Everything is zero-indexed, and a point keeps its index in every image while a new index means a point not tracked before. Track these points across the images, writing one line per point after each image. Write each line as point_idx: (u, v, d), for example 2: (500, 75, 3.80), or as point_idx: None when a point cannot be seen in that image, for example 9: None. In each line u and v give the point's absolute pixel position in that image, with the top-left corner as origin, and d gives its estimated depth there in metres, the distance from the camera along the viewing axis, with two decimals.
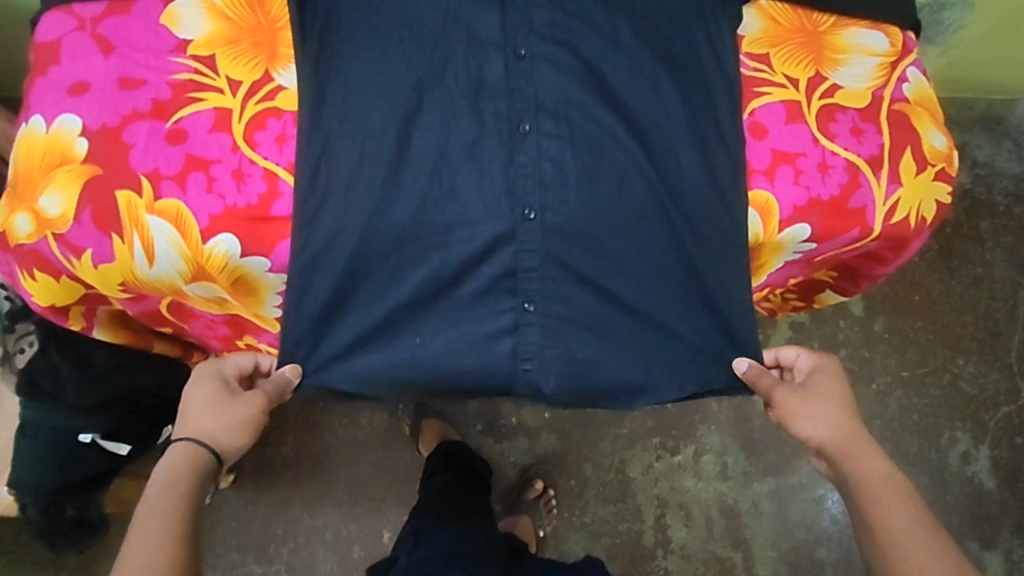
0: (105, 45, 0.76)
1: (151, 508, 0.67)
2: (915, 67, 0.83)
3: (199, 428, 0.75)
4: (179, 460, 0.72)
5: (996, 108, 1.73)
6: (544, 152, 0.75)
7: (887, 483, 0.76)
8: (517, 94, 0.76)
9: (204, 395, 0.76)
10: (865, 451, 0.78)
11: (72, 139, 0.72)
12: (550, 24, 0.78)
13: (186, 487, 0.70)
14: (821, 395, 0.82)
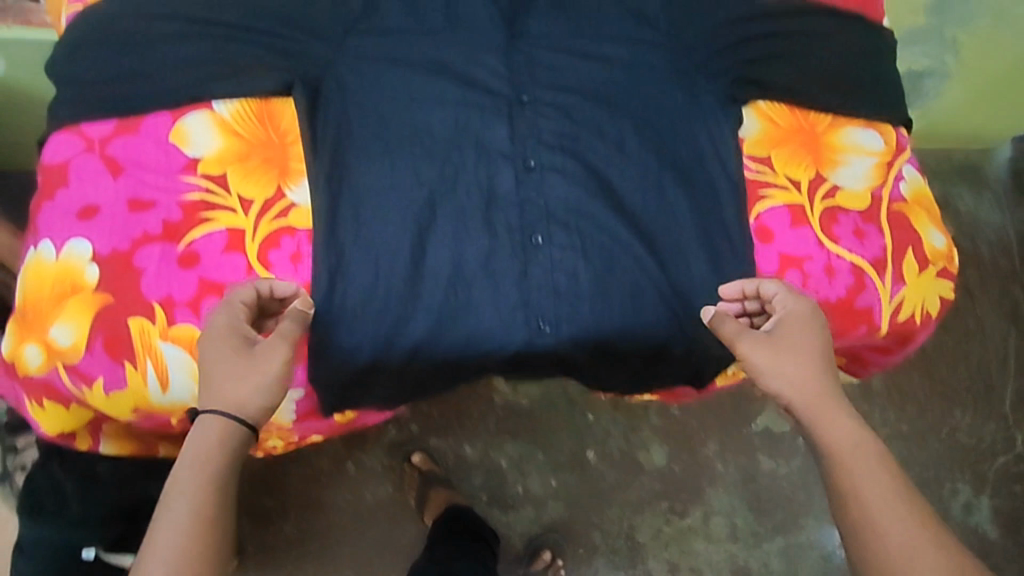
0: (114, 165, 0.75)
1: (178, 492, 0.61)
2: (910, 165, 0.86)
3: (221, 399, 0.64)
4: (209, 437, 0.63)
5: (973, 159, 1.80)
6: (558, 262, 0.75)
7: (855, 442, 0.68)
8: (528, 205, 0.77)
9: (224, 354, 0.65)
10: (835, 414, 0.69)
11: (83, 265, 0.71)
12: (558, 134, 0.80)
13: (218, 471, 0.62)
14: (790, 352, 0.70)
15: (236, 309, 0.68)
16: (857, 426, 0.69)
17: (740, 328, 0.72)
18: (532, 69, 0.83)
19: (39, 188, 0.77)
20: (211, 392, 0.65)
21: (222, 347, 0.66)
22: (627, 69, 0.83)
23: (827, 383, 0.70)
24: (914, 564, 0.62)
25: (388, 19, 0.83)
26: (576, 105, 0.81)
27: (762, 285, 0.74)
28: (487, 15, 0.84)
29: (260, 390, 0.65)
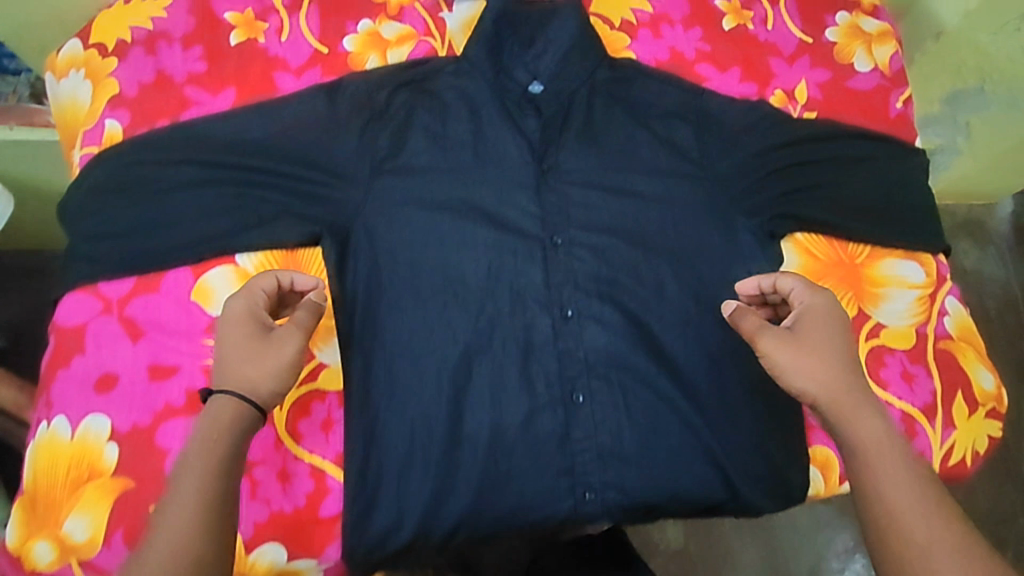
0: (133, 328, 0.72)
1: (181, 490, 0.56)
2: (952, 296, 0.84)
3: (233, 377, 0.61)
4: (217, 418, 0.60)
5: (976, 213, 1.57)
6: (599, 417, 0.73)
7: (884, 440, 0.62)
8: (567, 355, 0.74)
9: (238, 338, 0.63)
10: (861, 410, 0.63)
11: (101, 445, 0.68)
12: (594, 277, 0.77)
13: (224, 451, 0.58)
14: (814, 346, 0.65)
15: (251, 295, 0.66)
16: (887, 426, 0.63)
17: (761, 322, 0.67)
18: (565, 207, 0.80)
19: (48, 354, 0.73)
20: (221, 373, 0.62)
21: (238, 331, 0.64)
22: (661, 205, 0.81)
23: (853, 378, 0.65)
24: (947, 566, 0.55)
25: (417, 158, 0.81)
26: (611, 245, 0.79)
27: (780, 280, 0.71)
28: (517, 150, 0.83)
29: (273, 372, 0.62)
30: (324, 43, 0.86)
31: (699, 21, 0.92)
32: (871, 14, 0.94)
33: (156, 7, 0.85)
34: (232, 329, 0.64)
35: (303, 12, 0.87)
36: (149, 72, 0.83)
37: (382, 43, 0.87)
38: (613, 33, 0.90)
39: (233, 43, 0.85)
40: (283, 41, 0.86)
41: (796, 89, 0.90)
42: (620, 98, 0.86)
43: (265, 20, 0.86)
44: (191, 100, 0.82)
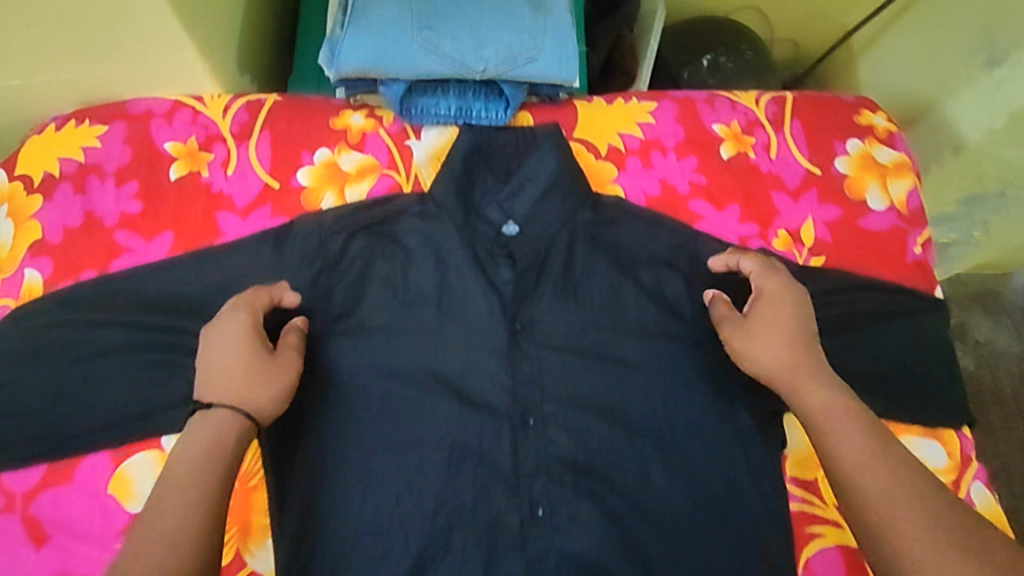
0: (37, 530, 0.66)
1: (182, 478, 0.54)
2: (980, 479, 0.74)
3: (233, 387, 0.60)
4: (217, 432, 0.57)
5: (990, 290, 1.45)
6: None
7: (834, 406, 0.62)
8: (536, 561, 0.65)
9: (235, 349, 0.62)
10: (816, 382, 0.64)
11: None
12: (570, 463, 0.69)
13: (226, 458, 0.57)
14: (766, 325, 0.68)
15: (247, 298, 0.66)
16: (842, 395, 0.63)
17: (725, 309, 0.71)
18: (538, 377, 0.71)
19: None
20: (213, 376, 0.61)
21: (234, 339, 0.63)
22: (647, 375, 0.72)
23: (810, 352, 0.66)
24: (904, 527, 0.54)
25: (375, 318, 0.72)
26: (590, 425, 0.70)
27: (742, 261, 0.73)
28: (487, 306, 0.73)
29: (271, 391, 0.62)
30: (275, 177, 0.77)
31: (694, 149, 0.83)
32: (886, 140, 0.84)
33: (88, 136, 0.77)
34: (225, 340, 0.62)
35: (252, 142, 0.78)
36: (76, 214, 0.74)
37: (340, 177, 0.78)
38: (598, 163, 0.82)
39: (172, 179, 0.76)
40: (228, 175, 0.77)
41: (802, 228, 0.80)
42: (604, 243, 0.77)
43: (209, 151, 0.77)
44: (123, 248, 0.74)
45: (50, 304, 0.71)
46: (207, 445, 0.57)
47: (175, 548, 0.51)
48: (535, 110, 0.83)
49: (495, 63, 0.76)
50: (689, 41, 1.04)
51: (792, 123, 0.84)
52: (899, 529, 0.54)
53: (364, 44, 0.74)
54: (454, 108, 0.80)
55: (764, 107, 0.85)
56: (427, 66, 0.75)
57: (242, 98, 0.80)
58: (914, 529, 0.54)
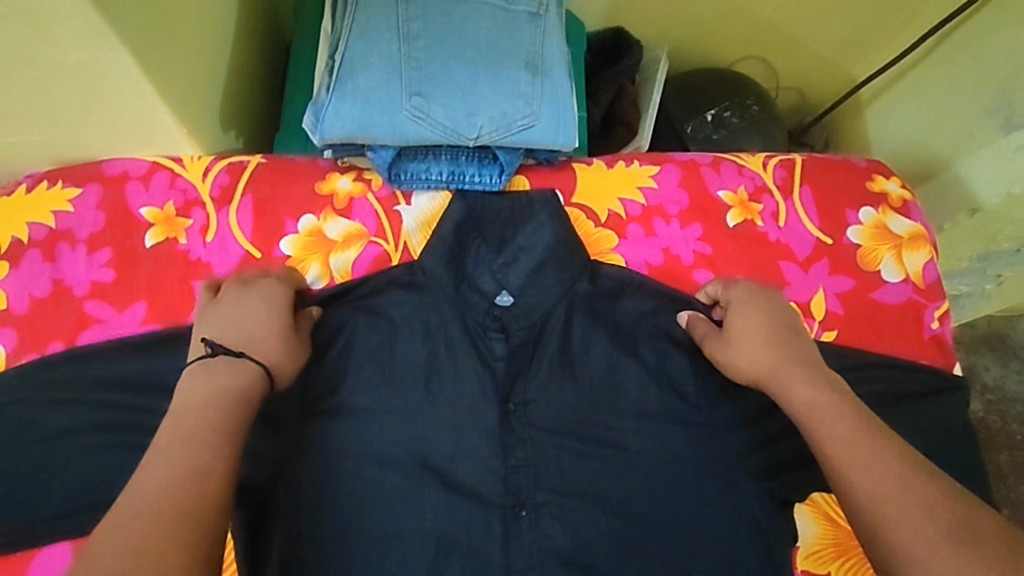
0: None
1: (184, 419, 0.50)
2: None
3: (246, 342, 0.58)
4: (226, 370, 0.55)
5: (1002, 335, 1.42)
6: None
7: (824, 402, 0.59)
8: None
9: (243, 310, 0.61)
10: (795, 376, 0.61)
11: None
12: (568, 560, 0.63)
13: (235, 398, 0.53)
14: (745, 327, 0.66)
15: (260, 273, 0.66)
16: (825, 386, 0.60)
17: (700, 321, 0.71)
18: (536, 463, 0.66)
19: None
20: (229, 328, 0.59)
21: (244, 303, 0.62)
22: (650, 462, 0.67)
23: (792, 348, 0.64)
24: (890, 513, 0.50)
25: (360, 398, 0.67)
26: (590, 517, 0.65)
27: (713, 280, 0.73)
28: (479, 387, 0.69)
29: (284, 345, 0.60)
30: (257, 245, 0.73)
31: (698, 216, 0.79)
32: (901, 210, 0.80)
33: (61, 200, 0.73)
34: (235, 306, 0.61)
35: (232, 207, 0.74)
36: (44, 283, 0.70)
37: (325, 245, 0.74)
38: (597, 229, 0.78)
39: (147, 245, 0.72)
40: (207, 243, 0.73)
41: (813, 301, 0.76)
42: (604, 317, 0.73)
43: (188, 216, 0.73)
44: (93, 318, 0.69)
45: (11, 383, 0.66)
46: (214, 385, 0.53)
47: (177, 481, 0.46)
48: (531, 173, 0.80)
49: (488, 130, 0.72)
50: (693, 94, 1.00)
51: (801, 189, 0.81)
52: (888, 515, 0.50)
53: (351, 112, 0.70)
54: (445, 173, 0.76)
55: (771, 172, 0.81)
56: (417, 133, 0.72)
57: (224, 159, 0.76)
58: (903, 515, 0.50)
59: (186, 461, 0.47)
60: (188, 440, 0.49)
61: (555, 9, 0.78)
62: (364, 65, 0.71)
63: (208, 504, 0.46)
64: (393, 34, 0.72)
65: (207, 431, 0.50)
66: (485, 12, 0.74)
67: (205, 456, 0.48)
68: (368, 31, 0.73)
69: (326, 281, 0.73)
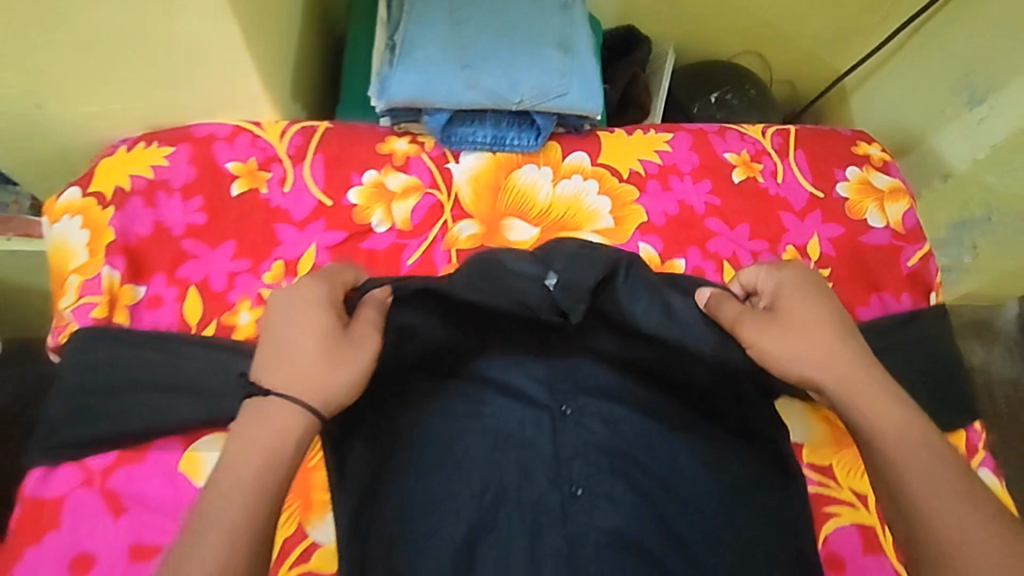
0: (115, 503, 0.71)
1: (235, 462, 0.54)
2: (985, 466, 0.82)
3: (294, 386, 0.57)
4: (275, 421, 0.56)
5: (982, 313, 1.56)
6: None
7: (897, 422, 0.60)
8: (577, 537, 0.70)
9: (296, 335, 0.59)
10: (864, 386, 0.62)
11: None
12: (605, 448, 0.75)
13: (285, 447, 0.55)
14: (803, 328, 0.64)
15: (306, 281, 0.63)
16: (894, 398, 0.62)
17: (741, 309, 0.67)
18: (580, 371, 0.78)
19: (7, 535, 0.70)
20: (277, 370, 0.58)
21: (298, 324, 0.60)
22: None
23: (847, 348, 0.64)
24: (957, 537, 0.55)
25: None
26: (624, 417, 0.76)
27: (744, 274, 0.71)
28: None
29: (341, 378, 0.58)
30: (328, 195, 0.84)
31: (708, 174, 0.91)
32: (882, 168, 0.93)
33: (156, 155, 0.84)
34: (289, 324, 0.60)
35: (306, 162, 0.85)
36: (146, 224, 0.81)
37: (387, 196, 0.85)
38: (622, 185, 0.89)
39: (234, 194, 0.83)
40: (285, 192, 0.84)
41: (808, 244, 0.88)
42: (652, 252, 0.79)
43: (268, 170, 0.84)
44: (189, 254, 0.80)
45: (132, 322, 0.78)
46: (266, 431, 0.56)
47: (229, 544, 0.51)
48: (562, 140, 0.90)
49: (528, 96, 0.83)
50: (697, 81, 1.14)
51: (796, 152, 0.93)
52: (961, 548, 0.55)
53: (412, 79, 0.82)
54: (489, 136, 0.87)
55: (769, 138, 0.94)
56: (468, 98, 0.83)
57: (297, 125, 0.87)
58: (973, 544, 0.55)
59: (234, 521, 0.52)
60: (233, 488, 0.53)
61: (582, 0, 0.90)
62: (421, 44, 0.83)
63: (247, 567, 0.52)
64: (446, 17, 0.85)
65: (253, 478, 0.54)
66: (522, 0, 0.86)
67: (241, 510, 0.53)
68: (424, 15, 0.85)
69: (389, 226, 0.84)
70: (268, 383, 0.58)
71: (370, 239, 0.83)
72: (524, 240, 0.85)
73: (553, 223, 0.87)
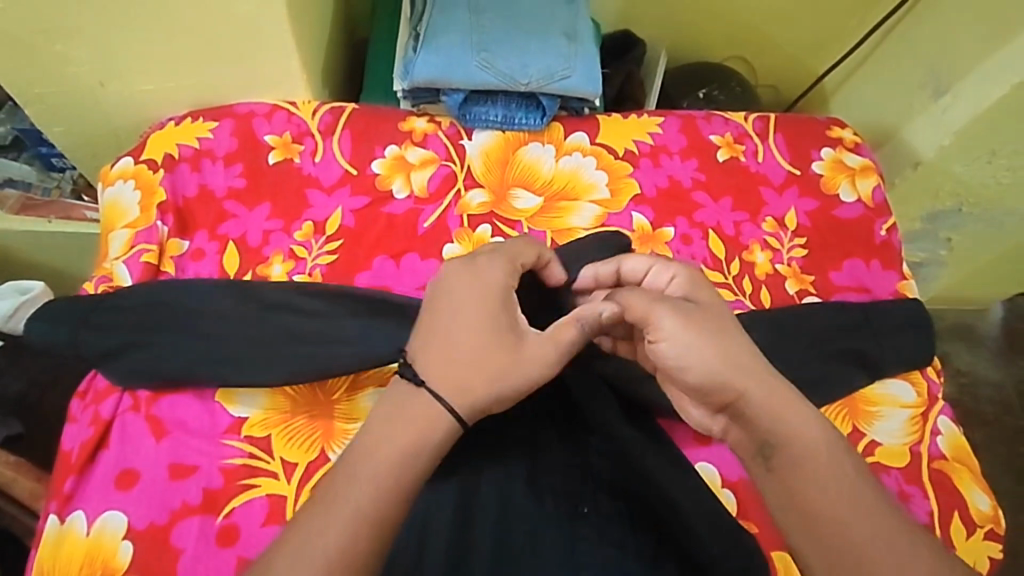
0: (158, 427, 0.78)
1: (371, 451, 0.59)
2: (944, 415, 0.90)
3: (450, 382, 0.62)
4: (422, 417, 0.61)
5: (968, 318, 1.62)
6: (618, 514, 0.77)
7: (809, 437, 0.60)
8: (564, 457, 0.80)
9: (472, 339, 0.64)
10: (777, 395, 0.62)
11: (116, 542, 0.72)
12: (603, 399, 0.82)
13: (420, 449, 0.60)
14: (705, 324, 0.63)
15: (500, 286, 0.67)
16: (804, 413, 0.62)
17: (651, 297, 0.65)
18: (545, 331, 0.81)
19: (60, 459, 0.77)
20: (436, 360, 0.63)
21: (476, 328, 0.64)
22: None
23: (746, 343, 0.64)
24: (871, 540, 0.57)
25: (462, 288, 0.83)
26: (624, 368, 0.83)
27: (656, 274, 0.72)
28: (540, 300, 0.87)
29: (495, 392, 0.63)
30: (354, 165, 0.94)
31: (695, 153, 1.01)
32: (853, 150, 1.03)
33: (202, 128, 0.94)
34: (463, 323, 0.64)
35: (335, 137, 0.95)
36: (193, 187, 0.91)
37: (406, 166, 0.95)
38: (617, 162, 0.98)
39: (271, 162, 0.93)
40: (316, 162, 0.94)
41: (786, 216, 0.98)
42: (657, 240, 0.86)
43: (301, 143, 0.94)
44: (229, 213, 0.90)
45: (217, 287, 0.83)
46: (411, 429, 0.60)
47: (356, 529, 0.56)
48: (565, 121, 1.00)
49: (535, 79, 0.96)
50: (688, 80, 1.25)
51: (776, 136, 1.03)
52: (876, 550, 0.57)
53: (434, 62, 0.95)
54: (500, 116, 0.98)
55: (751, 123, 1.04)
56: (482, 79, 0.95)
57: (327, 105, 0.98)
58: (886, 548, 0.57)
59: (360, 509, 0.57)
60: (361, 479, 0.58)
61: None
62: (443, 32, 0.96)
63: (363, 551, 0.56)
64: (464, 9, 0.97)
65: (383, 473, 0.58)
66: None
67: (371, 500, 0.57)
68: (445, 9, 0.98)
69: (408, 193, 0.93)
70: (423, 372, 0.63)
71: (390, 204, 0.92)
72: (528, 208, 0.94)
73: (555, 193, 0.96)
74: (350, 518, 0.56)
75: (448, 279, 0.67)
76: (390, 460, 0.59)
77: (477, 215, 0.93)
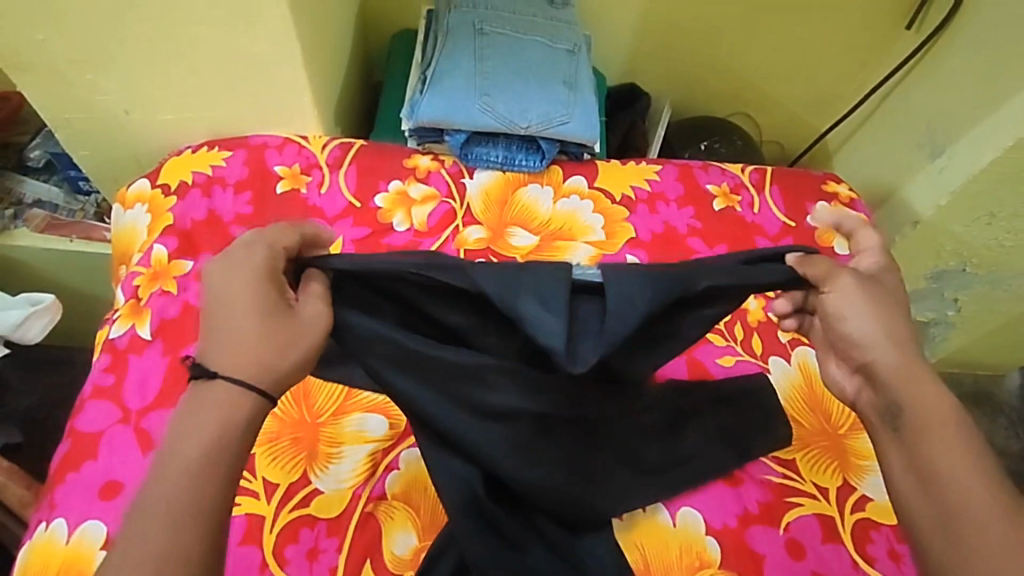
0: (146, 440, 0.79)
1: (177, 440, 0.56)
2: None
3: (248, 368, 0.58)
4: (224, 402, 0.57)
5: (983, 384, 1.57)
6: (531, 530, 0.74)
7: (946, 418, 0.63)
8: (459, 481, 0.70)
9: (240, 318, 0.59)
10: (924, 381, 0.65)
11: (94, 553, 0.73)
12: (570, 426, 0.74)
13: (229, 433, 0.57)
14: (880, 302, 0.67)
15: (265, 259, 0.61)
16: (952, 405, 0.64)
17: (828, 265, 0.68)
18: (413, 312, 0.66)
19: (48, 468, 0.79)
20: (225, 355, 0.59)
21: (243, 306, 0.59)
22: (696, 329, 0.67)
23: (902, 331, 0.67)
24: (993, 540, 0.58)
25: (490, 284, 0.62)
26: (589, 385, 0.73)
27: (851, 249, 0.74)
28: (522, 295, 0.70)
29: (284, 357, 0.59)
30: (358, 197, 0.98)
31: (691, 201, 1.03)
32: (848, 205, 1.06)
33: (216, 157, 0.99)
34: (234, 304, 0.59)
35: (342, 170, 0.99)
36: (201, 211, 0.95)
37: (408, 202, 0.98)
38: (613, 206, 1.00)
39: (278, 192, 0.97)
40: (322, 193, 0.97)
41: None
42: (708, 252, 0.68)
43: (308, 174, 0.98)
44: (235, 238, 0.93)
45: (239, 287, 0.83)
46: (217, 419, 0.57)
47: (174, 520, 0.53)
48: (564, 165, 1.04)
49: (535, 123, 1.00)
50: (691, 132, 1.29)
51: (771, 188, 1.06)
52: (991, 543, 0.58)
53: (440, 104, 0.99)
54: (500, 157, 1.02)
55: (747, 175, 1.07)
56: (484, 122, 1.00)
57: (337, 140, 1.02)
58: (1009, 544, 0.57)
59: (177, 502, 0.54)
60: (170, 474, 0.55)
61: (586, 52, 1.09)
62: (450, 76, 1.01)
63: (191, 543, 0.53)
64: (472, 54, 1.02)
65: (196, 458, 0.55)
66: (538, 47, 1.05)
67: (180, 491, 0.54)
68: (453, 53, 1.03)
69: (408, 226, 0.96)
70: (215, 365, 0.58)
71: (389, 236, 0.95)
72: (524, 245, 0.96)
73: (551, 232, 0.97)
74: (169, 512, 0.53)
75: (212, 273, 0.61)
76: (196, 445, 0.56)
77: (474, 249, 0.95)
